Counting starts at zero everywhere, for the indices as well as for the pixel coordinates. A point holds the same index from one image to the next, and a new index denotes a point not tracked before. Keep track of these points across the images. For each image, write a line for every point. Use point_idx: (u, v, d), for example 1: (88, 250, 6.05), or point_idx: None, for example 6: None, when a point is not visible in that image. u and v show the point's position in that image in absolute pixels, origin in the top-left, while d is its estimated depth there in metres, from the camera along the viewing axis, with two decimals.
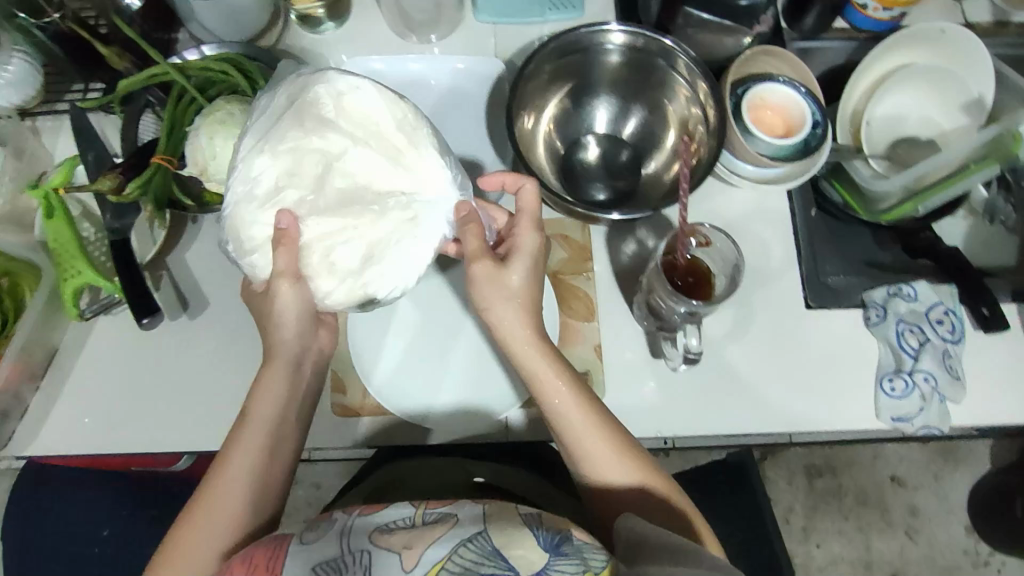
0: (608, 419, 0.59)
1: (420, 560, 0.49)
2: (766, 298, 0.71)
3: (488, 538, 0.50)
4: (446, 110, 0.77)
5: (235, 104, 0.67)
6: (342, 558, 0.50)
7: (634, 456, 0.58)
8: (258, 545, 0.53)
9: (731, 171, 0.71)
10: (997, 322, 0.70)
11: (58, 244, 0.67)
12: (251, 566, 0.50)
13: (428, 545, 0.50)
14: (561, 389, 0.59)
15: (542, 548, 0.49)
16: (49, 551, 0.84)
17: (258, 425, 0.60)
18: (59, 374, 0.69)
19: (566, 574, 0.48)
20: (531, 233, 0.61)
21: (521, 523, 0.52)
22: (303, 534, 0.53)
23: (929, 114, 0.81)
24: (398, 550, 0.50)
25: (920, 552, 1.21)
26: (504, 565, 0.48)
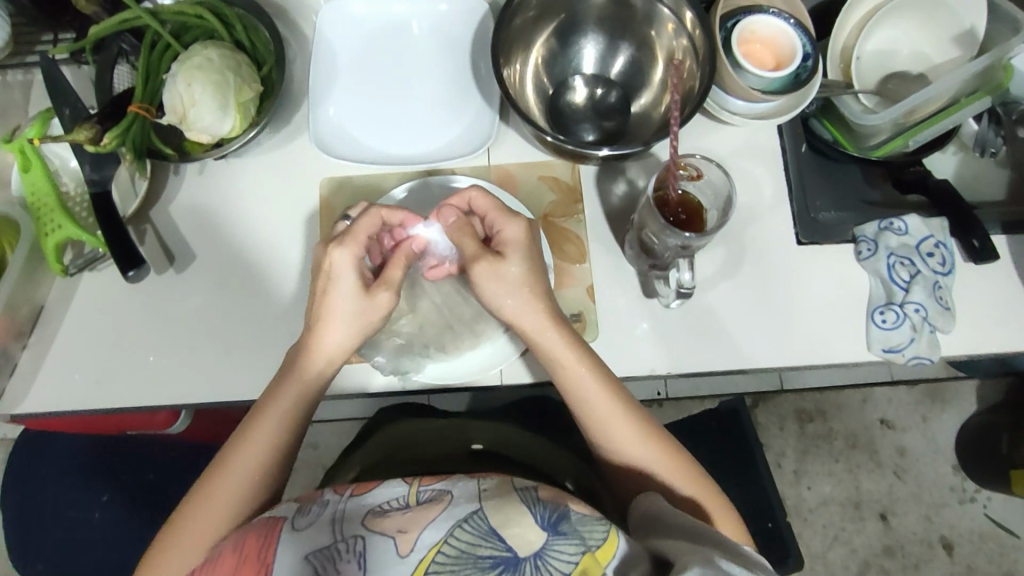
0: (630, 403, 0.61)
1: (415, 545, 0.47)
2: (757, 236, 0.71)
3: (484, 518, 0.49)
4: (430, 53, 0.75)
5: (213, 49, 0.64)
6: (335, 545, 0.48)
7: (658, 437, 0.60)
8: (248, 530, 0.52)
9: (721, 107, 0.71)
10: (990, 252, 0.68)
11: (39, 199, 0.66)
12: (243, 558, 0.49)
13: (422, 529, 0.48)
14: (587, 380, 0.60)
15: (540, 526, 0.47)
16: (50, 517, 0.85)
17: (256, 459, 0.58)
18: (46, 330, 0.69)
19: (566, 553, 0.46)
20: (516, 224, 0.59)
21: (518, 501, 0.50)
22: (294, 519, 0.52)
23: (921, 47, 0.80)
24: (393, 534, 0.48)
25: (908, 491, 1.24)
26: (502, 545, 0.46)
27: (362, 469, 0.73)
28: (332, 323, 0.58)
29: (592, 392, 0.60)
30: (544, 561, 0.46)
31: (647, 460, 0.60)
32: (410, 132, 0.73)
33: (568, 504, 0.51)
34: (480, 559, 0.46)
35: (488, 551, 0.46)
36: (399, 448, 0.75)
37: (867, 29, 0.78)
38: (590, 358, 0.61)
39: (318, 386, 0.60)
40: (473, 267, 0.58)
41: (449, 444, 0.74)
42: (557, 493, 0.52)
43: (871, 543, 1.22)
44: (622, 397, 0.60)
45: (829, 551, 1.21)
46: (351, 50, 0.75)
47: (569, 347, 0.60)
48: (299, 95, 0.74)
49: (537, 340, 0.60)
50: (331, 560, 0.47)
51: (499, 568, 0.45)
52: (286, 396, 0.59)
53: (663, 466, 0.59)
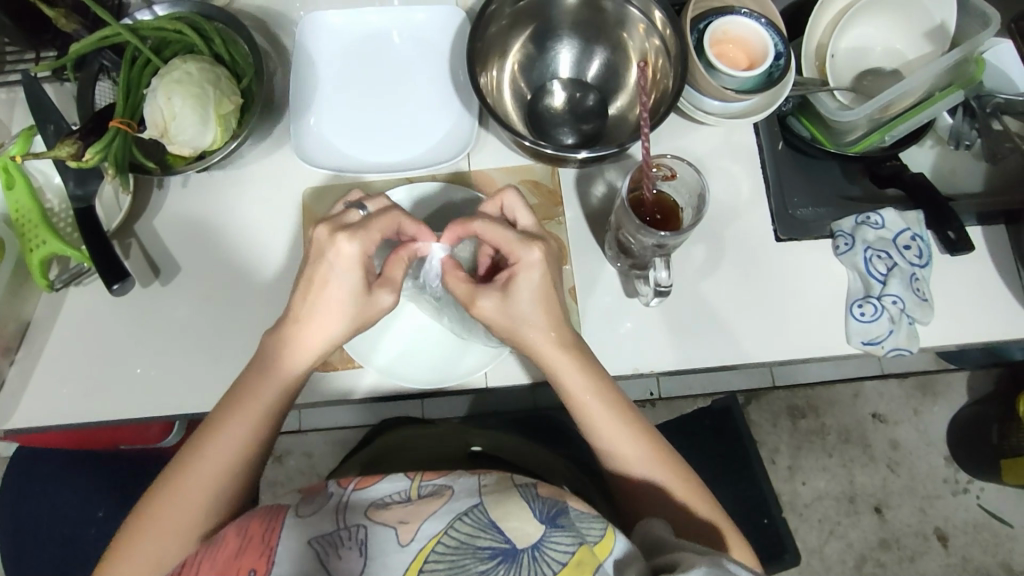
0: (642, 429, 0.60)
1: (416, 535, 0.46)
2: (736, 233, 0.72)
3: (485, 511, 0.47)
4: (410, 63, 0.76)
5: (192, 63, 0.65)
6: (338, 532, 0.46)
7: (667, 461, 0.60)
8: (253, 515, 0.49)
9: (697, 107, 0.72)
10: (964, 244, 0.69)
11: (22, 216, 0.67)
12: (248, 537, 0.47)
13: (425, 519, 0.47)
14: (598, 406, 0.59)
15: (538, 519, 0.47)
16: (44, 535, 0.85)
17: (223, 457, 0.56)
18: (33, 345, 0.69)
19: (562, 546, 0.46)
20: (525, 251, 0.58)
21: (517, 495, 0.49)
22: (299, 507, 0.49)
23: (893, 43, 0.81)
24: (394, 525, 0.46)
25: (901, 483, 1.25)
26: (500, 537, 0.46)
27: (362, 465, 0.74)
28: (326, 315, 0.58)
29: (603, 417, 0.59)
30: (541, 553, 0.45)
31: (655, 484, 0.59)
32: (391, 140, 0.74)
33: (566, 501, 0.51)
34: (478, 549, 0.45)
35: (487, 542, 0.45)
36: (397, 449, 0.76)
37: (840, 28, 0.79)
38: (602, 382, 0.60)
39: (298, 375, 0.59)
40: (477, 307, 0.59)
41: (448, 445, 0.75)
42: (555, 491, 0.51)
43: (867, 537, 1.22)
44: (634, 422, 0.60)
45: (825, 546, 1.22)
46: (331, 61, 0.76)
47: (582, 374, 0.60)
48: (281, 106, 0.75)
49: (551, 364, 0.60)
50: (334, 546, 0.45)
51: (498, 559, 0.45)
52: (267, 382, 0.58)
53: (671, 491, 0.59)
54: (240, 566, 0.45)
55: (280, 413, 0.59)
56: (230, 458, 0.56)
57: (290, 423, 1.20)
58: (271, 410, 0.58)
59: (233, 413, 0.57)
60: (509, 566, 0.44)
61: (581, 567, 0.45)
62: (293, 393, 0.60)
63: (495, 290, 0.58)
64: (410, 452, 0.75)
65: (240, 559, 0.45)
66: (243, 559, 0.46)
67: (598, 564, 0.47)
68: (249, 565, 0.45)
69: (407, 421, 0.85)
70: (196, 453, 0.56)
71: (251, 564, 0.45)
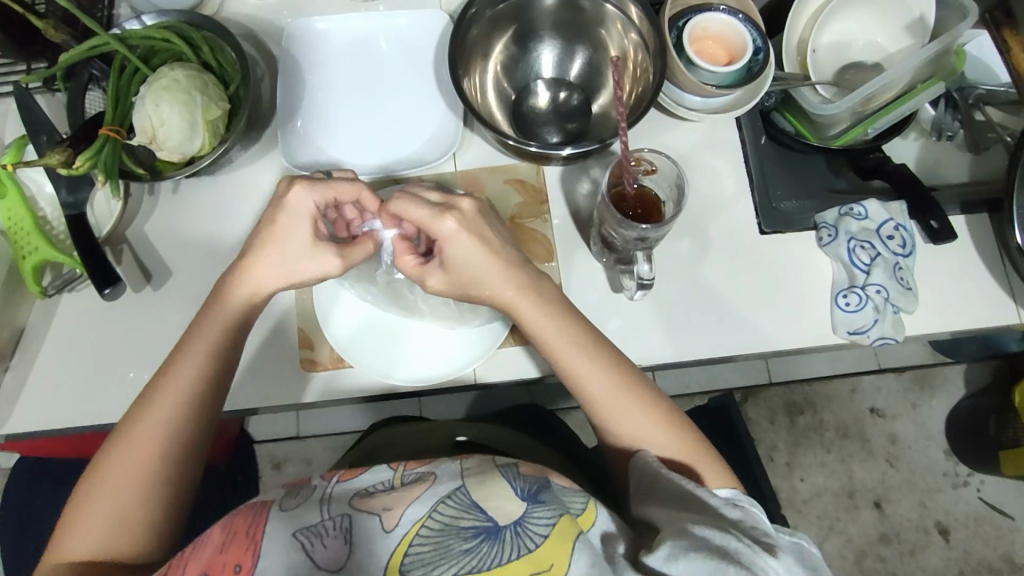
0: (630, 376, 0.60)
1: (400, 520, 0.46)
2: (720, 227, 0.73)
3: (468, 492, 0.48)
4: (394, 66, 0.77)
5: (179, 70, 0.66)
6: (323, 522, 0.47)
7: (637, 391, 0.59)
8: (237, 509, 0.48)
9: (678, 103, 0.73)
10: (946, 232, 0.70)
11: (15, 223, 0.68)
12: (232, 533, 0.46)
13: (408, 505, 0.47)
14: (560, 334, 0.60)
15: (520, 497, 0.47)
16: None
17: (173, 405, 0.56)
18: (27, 352, 0.70)
19: (543, 520, 0.46)
20: (443, 221, 0.58)
21: (498, 473, 0.50)
22: (283, 500, 0.49)
23: (875, 37, 0.82)
24: (378, 512, 0.47)
25: (901, 478, 1.24)
26: (483, 516, 0.46)
27: (351, 462, 0.75)
28: (268, 253, 0.60)
29: (565, 347, 0.59)
30: (523, 528, 0.46)
31: (626, 413, 0.58)
32: (376, 142, 0.75)
33: (549, 476, 0.52)
34: (461, 530, 0.46)
35: (470, 522, 0.46)
36: (386, 444, 0.76)
37: (820, 23, 0.80)
38: (561, 312, 0.61)
39: (238, 317, 0.61)
40: (428, 286, 0.61)
41: (437, 439, 0.75)
42: (538, 468, 0.52)
43: (867, 532, 1.22)
44: (599, 353, 0.60)
45: (825, 542, 1.21)
46: (318, 67, 0.77)
47: (541, 308, 0.60)
48: (269, 111, 0.76)
49: (527, 315, 0.60)
50: (319, 536, 0.46)
51: (481, 537, 0.45)
52: (209, 322, 0.60)
53: (642, 421, 0.58)
54: (226, 562, 0.44)
55: (227, 361, 0.60)
56: (181, 398, 0.57)
57: (289, 430, 1.20)
58: (218, 347, 0.59)
59: (179, 362, 0.58)
60: (493, 543, 0.45)
61: (564, 536, 0.46)
62: (237, 339, 0.61)
63: (436, 268, 0.61)
64: (397, 446, 0.75)
65: (225, 554, 0.45)
66: (229, 553, 0.45)
67: (580, 532, 0.47)
68: (235, 561, 0.44)
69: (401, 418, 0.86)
70: (146, 399, 0.57)
71: (237, 559, 0.44)
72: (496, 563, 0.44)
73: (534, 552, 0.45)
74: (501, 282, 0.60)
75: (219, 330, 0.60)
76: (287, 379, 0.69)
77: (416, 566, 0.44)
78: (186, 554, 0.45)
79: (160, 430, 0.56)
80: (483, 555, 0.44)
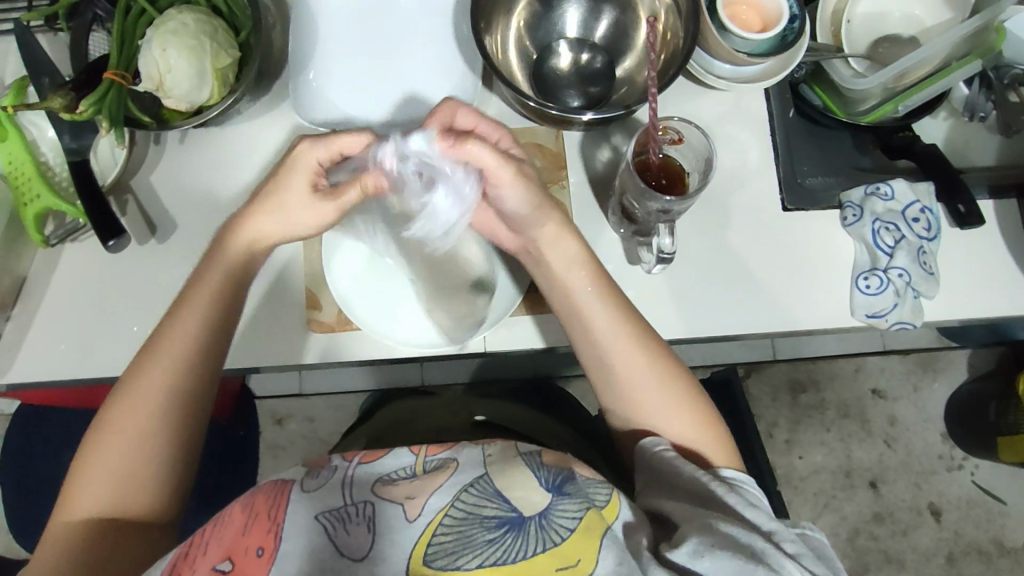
0: (669, 366, 0.59)
1: (423, 511, 0.46)
2: (743, 201, 0.71)
3: (490, 481, 0.47)
4: (412, 19, 0.73)
5: (188, 14, 0.63)
6: (346, 507, 0.46)
7: (664, 372, 0.58)
8: (257, 490, 0.49)
9: (706, 71, 0.70)
10: (974, 216, 0.68)
11: (16, 168, 0.66)
12: (253, 515, 0.46)
13: (431, 494, 0.47)
14: (591, 300, 0.59)
15: (544, 488, 0.47)
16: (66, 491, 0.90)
17: (184, 351, 0.56)
18: (30, 301, 0.69)
19: (571, 512, 0.46)
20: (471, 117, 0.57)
21: (521, 463, 0.49)
22: (304, 481, 0.49)
23: (912, 9, 0.78)
24: (401, 501, 0.47)
25: (898, 459, 1.25)
26: (506, 506, 0.46)
27: (366, 440, 0.75)
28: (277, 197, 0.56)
29: (597, 312, 0.58)
30: (549, 520, 0.45)
31: (661, 400, 0.58)
32: (389, 96, 0.72)
33: (573, 468, 0.50)
34: (485, 519, 0.45)
35: (493, 511, 0.46)
36: (400, 422, 0.76)
37: None
38: (597, 276, 0.59)
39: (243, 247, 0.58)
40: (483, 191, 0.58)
41: (452, 418, 0.75)
42: (561, 458, 0.51)
43: (861, 511, 1.23)
44: (631, 325, 0.59)
45: (819, 519, 1.23)
46: (330, 15, 0.73)
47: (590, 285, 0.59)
48: (280, 60, 0.73)
49: (574, 293, 0.59)
50: (341, 521, 0.46)
51: (505, 528, 0.45)
52: (209, 272, 0.58)
53: (676, 414, 0.58)
54: (247, 546, 0.45)
55: (233, 299, 0.59)
56: (189, 353, 0.56)
57: (291, 386, 1.20)
58: (217, 303, 0.57)
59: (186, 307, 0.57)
60: (517, 534, 0.44)
61: (590, 531, 0.46)
62: (244, 276, 0.59)
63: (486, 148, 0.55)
64: (410, 426, 0.75)
65: (248, 536, 0.45)
66: (250, 536, 0.45)
67: (607, 528, 0.47)
68: (257, 544, 0.45)
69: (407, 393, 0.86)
70: (152, 354, 0.56)
71: (259, 542, 0.45)
72: (521, 556, 0.44)
73: (560, 545, 0.44)
74: (532, 231, 0.58)
75: (216, 287, 0.58)
76: (295, 339, 0.68)
77: (439, 557, 0.44)
78: (207, 532, 0.46)
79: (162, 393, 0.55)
80: (507, 547, 0.44)
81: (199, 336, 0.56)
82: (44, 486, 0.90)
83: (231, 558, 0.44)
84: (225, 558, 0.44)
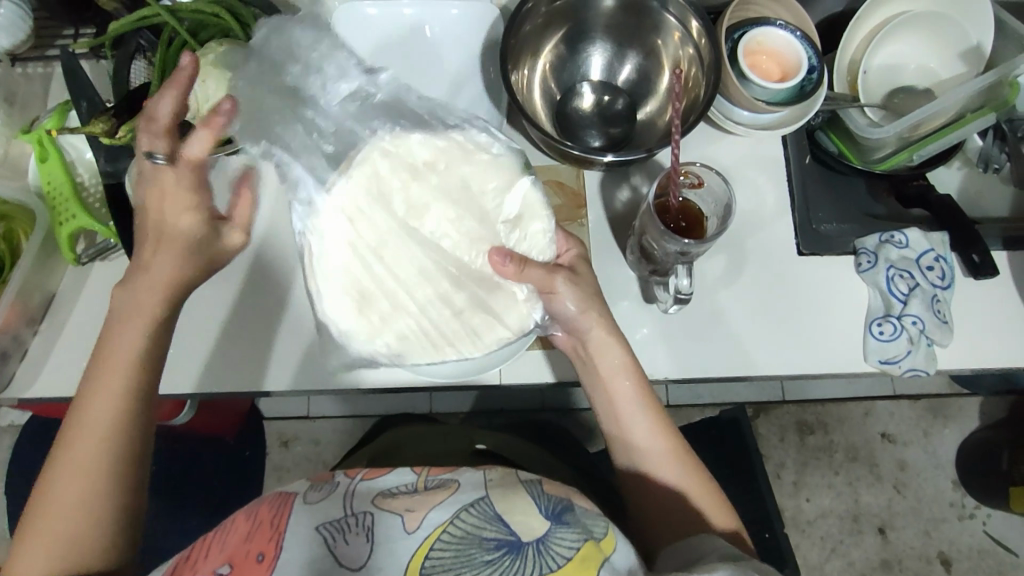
0: (674, 434, 0.60)
1: (422, 523, 0.46)
2: (757, 245, 0.72)
3: (491, 503, 0.48)
4: (442, 59, 0.76)
5: (228, 47, 0.66)
6: (346, 519, 0.47)
7: (689, 466, 0.59)
8: (261, 501, 0.50)
9: (727, 116, 0.72)
10: (988, 267, 0.69)
11: (53, 187, 0.68)
12: (257, 522, 0.47)
13: (431, 508, 0.47)
14: (633, 404, 0.60)
15: (544, 515, 0.47)
16: None
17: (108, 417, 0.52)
18: (56, 317, 0.70)
19: (566, 541, 0.46)
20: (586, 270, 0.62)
21: (522, 488, 0.50)
22: (307, 494, 0.50)
23: (927, 62, 0.80)
24: (401, 513, 0.47)
25: (908, 505, 1.23)
26: (506, 530, 0.46)
27: (367, 458, 0.76)
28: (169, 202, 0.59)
29: (634, 417, 0.60)
30: (546, 547, 0.45)
31: (666, 469, 0.59)
32: None
33: (573, 500, 0.51)
34: (483, 540, 0.45)
35: (492, 534, 0.45)
36: (404, 443, 0.77)
37: (874, 44, 0.79)
38: (639, 379, 0.61)
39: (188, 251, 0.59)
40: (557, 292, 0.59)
41: (455, 445, 0.76)
42: (562, 490, 0.51)
43: (868, 557, 1.21)
44: (664, 427, 0.60)
45: (826, 563, 1.21)
46: (364, 51, 0.75)
47: (603, 345, 0.60)
48: None
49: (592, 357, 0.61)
50: (341, 531, 0.46)
51: (504, 550, 0.44)
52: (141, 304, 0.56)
53: (685, 480, 0.59)
54: (249, 551, 0.45)
55: (159, 338, 0.57)
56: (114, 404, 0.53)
57: (299, 409, 1.20)
58: (141, 356, 0.55)
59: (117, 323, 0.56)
60: (515, 557, 0.44)
61: (587, 562, 0.45)
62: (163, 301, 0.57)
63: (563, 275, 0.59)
64: (415, 449, 0.76)
65: (250, 543, 0.46)
66: (253, 541, 0.46)
67: (604, 560, 0.46)
68: (258, 550, 0.45)
69: (410, 422, 0.88)
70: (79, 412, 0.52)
71: (260, 548, 0.45)
72: None
73: (555, 573, 0.44)
74: (584, 329, 0.60)
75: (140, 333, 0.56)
76: (312, 364, 0.69)
77: (436, 569, 0.44)
78: (209, 545, 0.46)
79: (96, 426, 0.52)
80: (505, 567, 0.44)
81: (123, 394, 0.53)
82: None
83: (231, 562, 0.44)
84: (225, 561, 0.44)
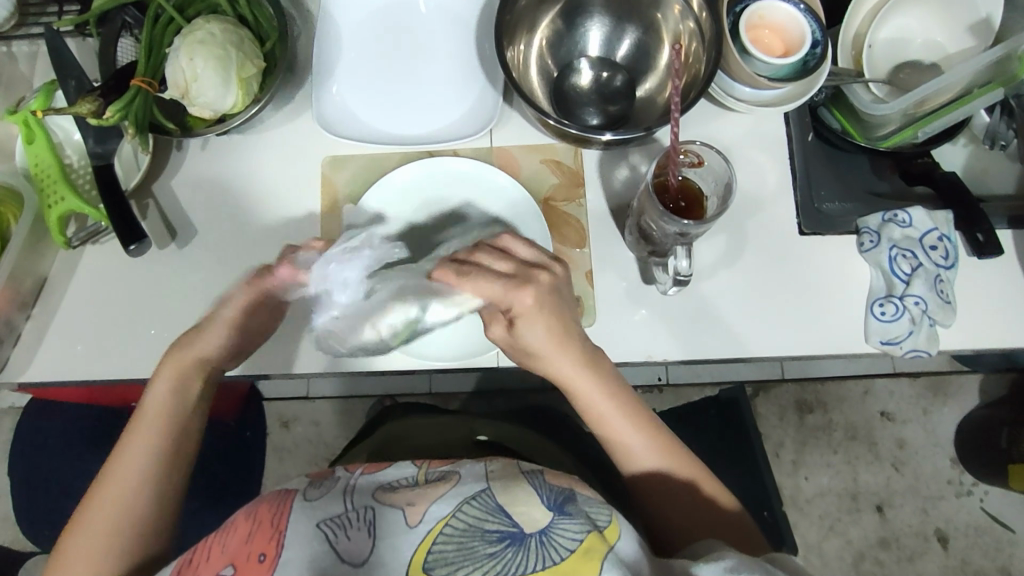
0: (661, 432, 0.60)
1: (424, 517, 0.46)
2: (758, 225, 0.71)
3: (492, 495, 0.47)
4: (436, 35, 0.74)
5: (215, 24, 0.64)
6: (347, 514, 0.47)
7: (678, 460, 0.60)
8: (262, 498, 0.50)
9: (727, 93, 0.70)
10: (991, 247, 0.68)
11: (41, 169, 0.67)
12: (257, 523, 0.47)
13: (433, 502, 0.47)
14: (612, 412, 0.59)
15: (546, 505, 0.47)
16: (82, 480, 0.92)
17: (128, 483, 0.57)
18: (48, 302, 0.70)
19: (571, 532, 0.45)
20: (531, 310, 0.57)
21: (524, 480, 0.49)
22: (307, 491, 0.50)
23: (934, 35, 0.78)
24: (402, 507, 0.47)
25: (906, 483, 1.24)
26: (508, 521, 0.45)
27: (367, 454, 0.75)
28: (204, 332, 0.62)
29: (618, 425, 0.59)
30: (549, 538, 0.45)
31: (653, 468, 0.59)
32: (409, 110, 0.72)
33: (575, 489, 0.51)
34: (486, 532, 0.45)
35: (494, 526, 0.45)
36: (403, 433, 0.77)
37: (881, 16, 0.76)
38: (621, 396, 0.60)
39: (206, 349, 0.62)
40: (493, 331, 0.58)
41: (453, 437, 0.76)
42: (564, 480, 0.51)
43: (867, 535, 1.22)
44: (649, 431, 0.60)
45: (824, 542, 1.21)
46: (356, 28, 0.74)
47: (575, 365, 0.58)
48: (303, 72, 0.74)
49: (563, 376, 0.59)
50: (342, 527, 0.46)
51: (506, 542, 0.44)
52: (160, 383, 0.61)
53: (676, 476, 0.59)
54: (251, 552, 0.45)
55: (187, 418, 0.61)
56: (134, 474, 0.57)
57: (298, 390, 1.20)
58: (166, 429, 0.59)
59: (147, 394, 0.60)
60: (518, 548, 0.44)
61: (591, 552, 0.44)
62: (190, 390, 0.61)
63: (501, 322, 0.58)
64: (412, 439, 0.76)
65: (251, 544, 0.45)
66: (254, 541, 0.46)
67: (609, 550, 0.45)
68: (260, 551, 0.45)
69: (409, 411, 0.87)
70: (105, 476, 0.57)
71: (261, 549, 0.45)
72: (521, 572, 0.43)
73: (559, 565, 0.43)
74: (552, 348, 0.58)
75: (167, 406, 0.60)
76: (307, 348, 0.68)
77: (438, 563, 0.43)
78: (212, 547, 0.46)
79: (120, 497, 0.56)
80: (507, 560, 0.43)
81: (147, 464, 0.58)
82: (58, 481, 0.92)
83: (234, 564, 0.44)
84: (229, 564, 0.44)
